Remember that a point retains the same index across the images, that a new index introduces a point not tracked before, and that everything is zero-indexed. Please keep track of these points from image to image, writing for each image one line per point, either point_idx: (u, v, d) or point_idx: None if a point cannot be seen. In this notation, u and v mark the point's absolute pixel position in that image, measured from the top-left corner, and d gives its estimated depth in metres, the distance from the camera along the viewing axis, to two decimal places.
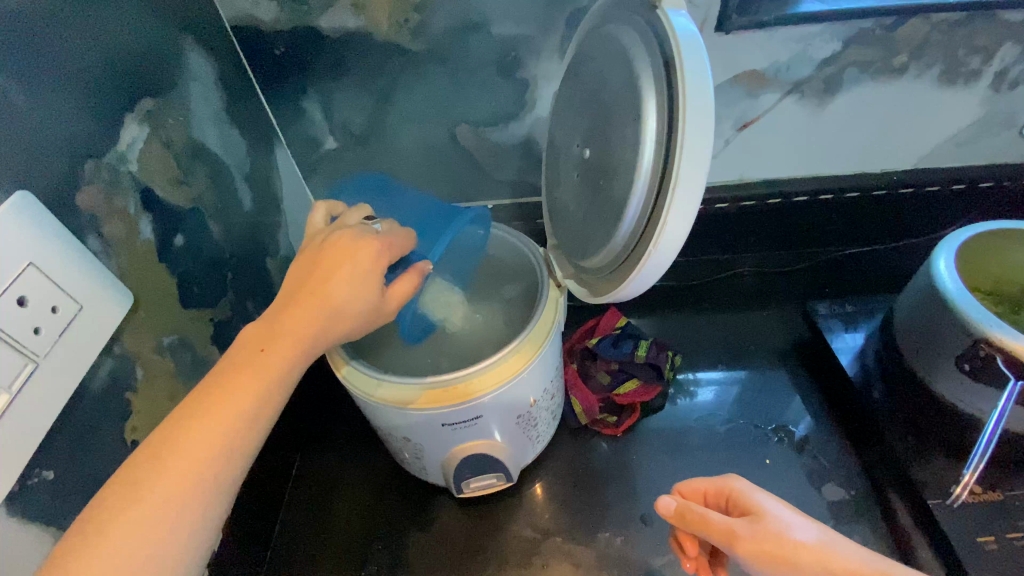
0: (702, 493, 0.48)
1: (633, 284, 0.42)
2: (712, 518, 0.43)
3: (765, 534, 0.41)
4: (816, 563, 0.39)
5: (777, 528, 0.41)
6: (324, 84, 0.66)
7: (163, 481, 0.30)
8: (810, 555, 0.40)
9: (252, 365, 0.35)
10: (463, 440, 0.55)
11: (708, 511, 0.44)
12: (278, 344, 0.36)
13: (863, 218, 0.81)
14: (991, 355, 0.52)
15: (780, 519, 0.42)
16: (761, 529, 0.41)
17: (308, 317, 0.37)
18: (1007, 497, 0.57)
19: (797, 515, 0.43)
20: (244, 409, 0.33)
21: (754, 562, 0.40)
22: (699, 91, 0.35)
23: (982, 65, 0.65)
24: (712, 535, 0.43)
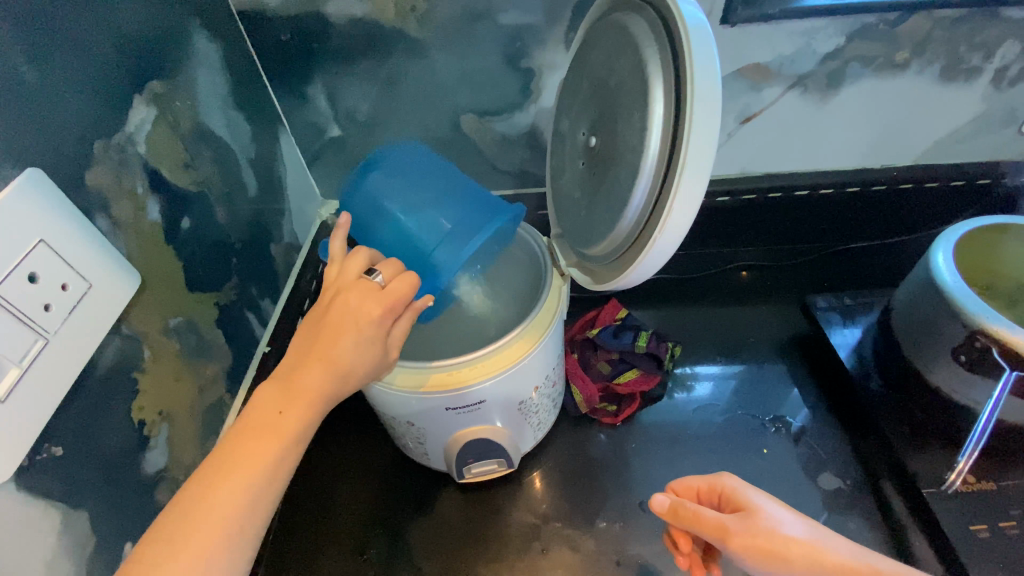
0: (695, 491, 0.49)
1: (637, 272, 0.42)
2: (704, 515, 0.44)
3: (757, 529, 0.42)
4: (807, 558, 0.40)
5: (769, 524, 0.42)
6: (329, 71, 0.67)
7: (201, 552, 0.32)
8: (801, 549, 0.40)
9: (275, 441, 0.37)
10: (464, 425, 0.55)
11: (700, 507, 0.44)
12: (293, 413, 0.38)
13: (864, 212, 0.80)
14: (987, 346, 0.52)
15: (772, 515, 0.43)
16: (753, 524, 0.42)
17: (326, 381, 0.40)
18: (999, 487, 0.56)
19: (787, 512, 0.44)
20: (264, 477, 0.36)
21: (746, 557, 0.41)
22: (707, 78, 0.35)
23: (983, 62, 0.65)
24: (705, 531, 0.43)
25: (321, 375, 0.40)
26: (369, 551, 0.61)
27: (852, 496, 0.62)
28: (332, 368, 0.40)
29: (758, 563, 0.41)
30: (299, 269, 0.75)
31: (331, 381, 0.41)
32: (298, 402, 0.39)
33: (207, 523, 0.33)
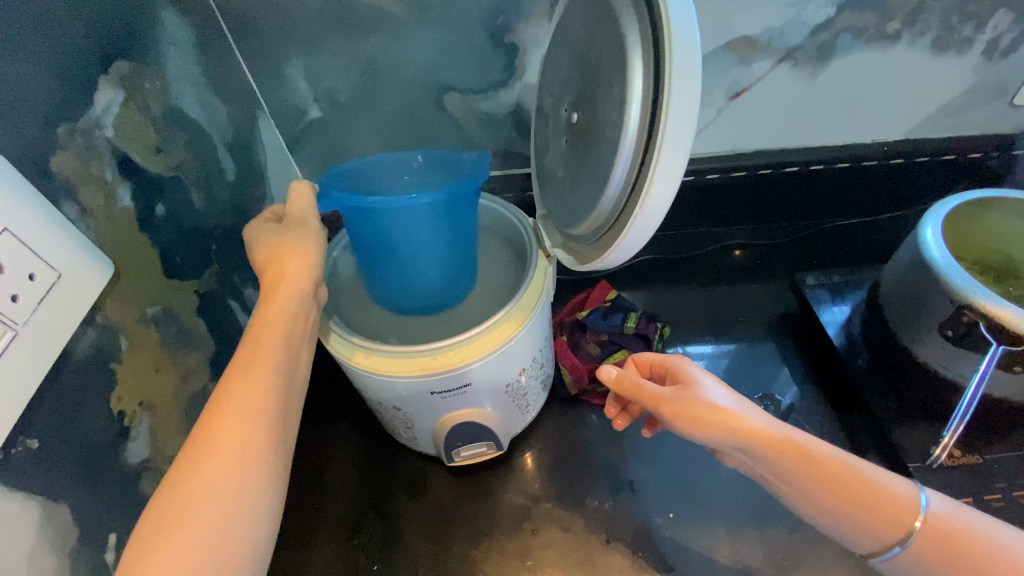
0: (649, 364, 0.53)
1: (619, 251, 0.41)
2: (642, 387, 0.47)
3: (688, 399, 0.45)
4: (726, 425, 0.43)
5: (699, 395, 0.45)
6: (306, 50, 0.65)
7: (233, 433, 0.34)
8: (719, 417, 0.43)
9: (269, 334, 0.40)
10: (453, 409, 0.55)
11: (642, 380, 0.48)
12: (275, 312, 0.42)
13: (854, 188, 0.79)
14: (974, 321, 0.51)
15: (706, 388, 0.46)
16: (686, 394, 0.45)
17: (293, 289, 0.44)
18: (985, 460, 0.57)
19: (722, 389, 0.46)
20: (273, 365, 0.38)
21: (674, 420, 0.45)
22: (686, 51, 0.34)
23: (975, 32, 0.63)
24: (643, 398, 0.47)
25: (280, 302, 0.43)
26: (362, 535, 0.62)
27: None
28: (289, 289, 0.44)
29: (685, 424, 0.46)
30: None
31: (291, 308, 0.43)
32: (274, 320, 0.41)
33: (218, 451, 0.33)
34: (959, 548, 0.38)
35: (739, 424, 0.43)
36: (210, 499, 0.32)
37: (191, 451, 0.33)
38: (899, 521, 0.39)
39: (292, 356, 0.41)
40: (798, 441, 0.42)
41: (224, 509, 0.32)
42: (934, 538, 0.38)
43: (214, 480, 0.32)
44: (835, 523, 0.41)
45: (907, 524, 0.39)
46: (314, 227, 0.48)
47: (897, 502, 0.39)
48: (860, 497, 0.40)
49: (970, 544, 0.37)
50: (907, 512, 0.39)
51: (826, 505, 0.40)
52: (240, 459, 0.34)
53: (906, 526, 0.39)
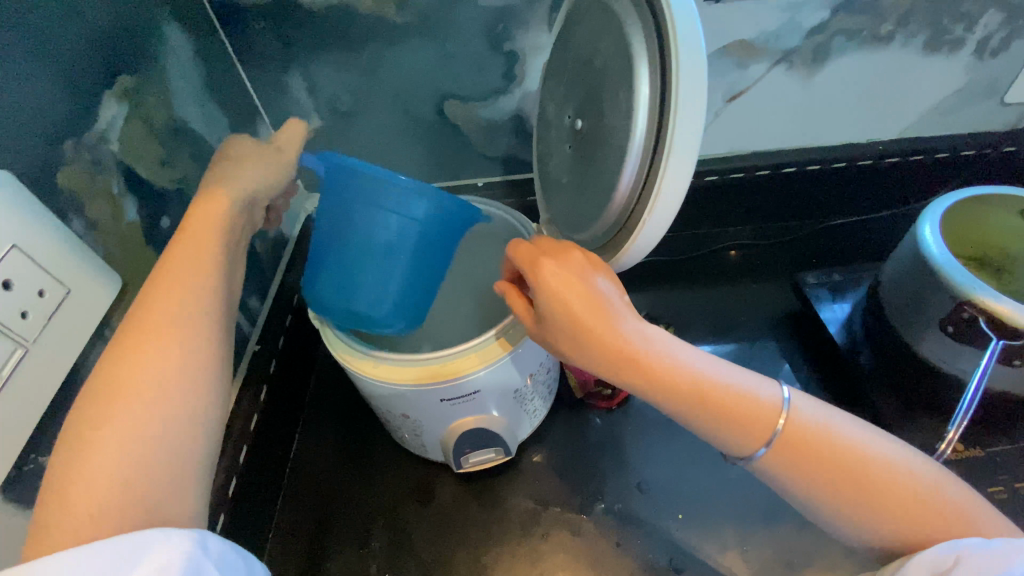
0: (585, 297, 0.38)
1: (628, 255, 0.42)
2: (548, 269, 0.39)
3: (626, 336, 0.37)
4: (663, 371, 0.36)
5: (645, 338, 0.37)
6: (307, 61, 0.65)
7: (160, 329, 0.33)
8: (662, 364, 0.36)
9: (193, 240, 0.39)
10: (461, 416, 0.55)
11: (582, 326, 0.37)
12: (201, 220, 0.40)
13: (850, 188, 0.80)
14: (975, 317, 0.51)
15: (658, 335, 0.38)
16: (626, 331, 0.37)
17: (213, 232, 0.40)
18: (989, 453, 0.57)
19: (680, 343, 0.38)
20: (198, 269, 0.37)
21: (604, 363, 0.37)
22: (692, 57, 0.34)
23: (966, 32, 0.64)
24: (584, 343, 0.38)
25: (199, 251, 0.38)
26: (370, 543, 0.62)
27: None
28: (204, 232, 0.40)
29: (622, 371, 0.37)
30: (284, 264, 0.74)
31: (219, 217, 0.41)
32: (199, 229, 0.40)
33: (132, 403, 0.30)
34: (825, 454, 0.34)
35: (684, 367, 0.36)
36: (138, 393, 0.31)
37: (115, 353, 0.32)
38: (764, 426, 0.35)
39: (223, 301, 0.38)
40: (652, 345, 0.37)
41: (148, 414, 0.30)
42: (794, 441, 0.34)
43: (125, 421, 0.30)
44: (708, 431, 0.36)
45: (774, 427, 0.35)
46: (288, 154, 0.49)
47: (756, 404, 0.35)
48: (720, 404, 0.35)
49: (828, 445, 0.34)
50: (797, 429, 0.35)
51: (685, 412, 0.36)
52: (172, 355, 0.33)
53: (766, 428, 0.35)
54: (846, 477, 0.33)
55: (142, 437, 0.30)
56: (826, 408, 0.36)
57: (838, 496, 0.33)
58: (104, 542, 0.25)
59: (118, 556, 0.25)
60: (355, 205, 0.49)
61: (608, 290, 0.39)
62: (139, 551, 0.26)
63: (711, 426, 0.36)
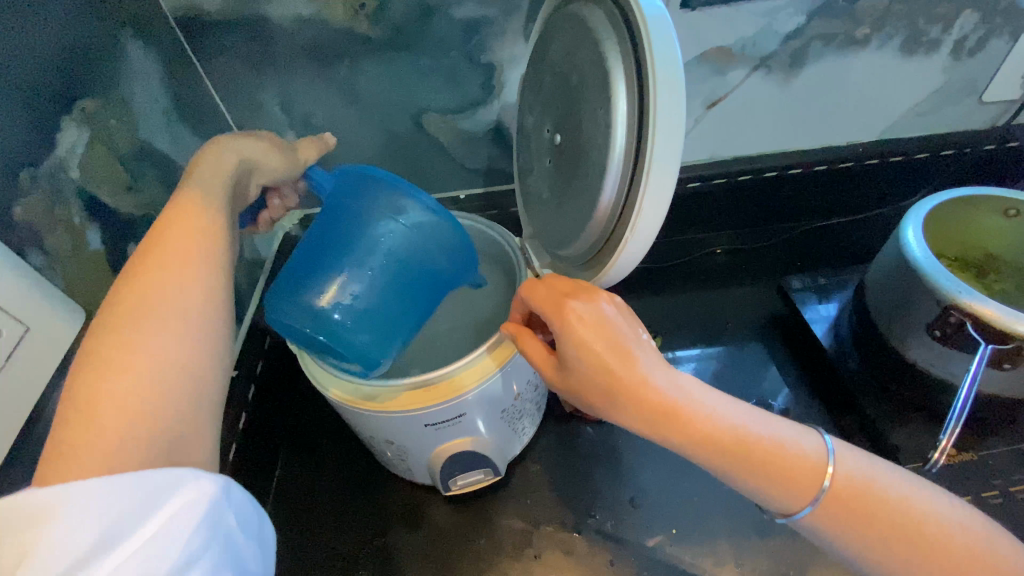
0: (607, 342, 0.37)
1: (612, 272, 0.41)
2: (573, 312, 0.38)
3: (656, 385, 0.36)
4: (697, 421, 0.35)
5: (677, 389, 0.36)
6: (279, 77, 0.63)
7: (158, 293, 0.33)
8: (696, 414, 0.35)
9: (186, 203, 0.38)
10: (447, 439, 0.54)
11: (610, 374, 0.37)
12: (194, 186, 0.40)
13: (831, 190, 0.80)
14: (962, 321, 0.50)
15: (690, 385, 0.37)
16: (656, 380, 0.36)
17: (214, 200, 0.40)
18: (982, 456, 0.57)
19: (714, 394, 0.38)
20: (194, 233, 0.37)
21: (635, 414, 0.36)
22: (668, 72, 0.34)
23: (942, 34, 0.65)
24: (613, 392, 0.37)
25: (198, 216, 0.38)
26: (359, 572, 0.60)
27: None
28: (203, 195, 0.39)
29: (657, 424, 0.36)
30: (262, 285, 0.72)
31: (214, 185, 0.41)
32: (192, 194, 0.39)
33: (135, 352, 0.30)
34: (872, 508, 0.33)
35: (720, 419, 0.35)
36: (138, 354, 0.30)
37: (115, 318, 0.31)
38: (808, 480, 0.34)
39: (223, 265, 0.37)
40: (685, 395, 0.36)
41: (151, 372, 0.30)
42: (842, 499, 0.33)
43: (129, 380, 0.29)
44: (749, 488, 0.35)
45: (820, 481, 0.34)
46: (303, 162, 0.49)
47: (800, 458, 0.34)
48: (763, 457, 0.34)
49: (873, 499, 0.33)
50: (841, 482, 0.34)
51: (725, 468, 0.35)
52: (172, 317, 0.32)
53: (812, 485, 0.34)
54: (896, 531, 0.32)
55: (160, 384, 0.30)
56: (867, 457, 0.36)
57: (891, 555, 0.32)
58: (133, 479, 0.25)
59: (145, 497, 0.25)
60: (357, 222, 0.48)
61: (632, 336, 0.38)
62: (165, 493, 0.25)
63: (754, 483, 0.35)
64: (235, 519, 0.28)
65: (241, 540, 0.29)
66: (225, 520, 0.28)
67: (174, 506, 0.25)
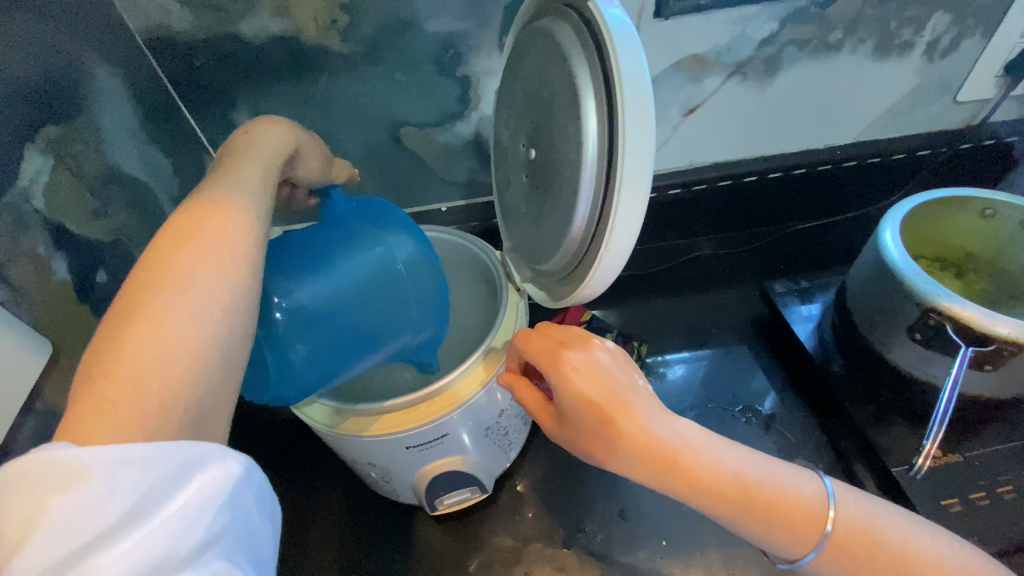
0: (608, 393, 0.37)
1: (589, 288, 0.40)
2: (569, 366, 0.38)
3: (659, 434, 0.36)
4: (700, 470, 0.36)
5: (679, 436, 0.37)
6: (253, 95, 0.63)
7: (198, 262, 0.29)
8: (700, 463, 0.36)
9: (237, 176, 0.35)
10: (431, 459, 0.53)
11: (612, 425, 0.37)
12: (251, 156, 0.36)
13: (812, 193, 0.81)
14: (941, 324, 0.51)
15: (690, 431, 0.38)
16: (658, 428, 0.37)
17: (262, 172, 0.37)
18: (966, 458, 0.56)
19: (713, 437, 0.38)
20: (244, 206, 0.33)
21: (638, 463, 0.36)
22: (635, 89, 0.33)
23: (914, 36, 0.65)
24: (616, 442, 0.37)
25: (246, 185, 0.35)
26: None
27: None
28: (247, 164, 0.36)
29: (661, 474, 0.36)
30: None
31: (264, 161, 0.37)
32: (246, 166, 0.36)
33: (162, 321, 0.26)
34: (872, 552, 0.35)
35: (724, 466, 0.36)
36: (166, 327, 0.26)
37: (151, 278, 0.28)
38: (810, 526, 0.35)
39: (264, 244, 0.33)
40: (687, 443, 0.37)
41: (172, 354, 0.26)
42: (845, 542, 0.35)
43: (149, 355, 0.25)
44: (753, 534, 0.36)
45: (821, 527, 0.35)
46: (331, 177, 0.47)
47: (801, 501, 0.36)
48: (766, 507, 0.35)
49: (873, 542, 0.35)
50: (840, 523, 0.35)
51: (732, 519, 0.36)
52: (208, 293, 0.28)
53: (815, 529, 0.35)
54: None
55: (185, 357, 0.26)
56: (860, 495, 0.37)
57: None
58: (167, 448, 0.23)
59: (173, 470, 0.23)
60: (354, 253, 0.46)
61: (630, 383, 0.39)
62: (193, 468, 0.24)
63: (758, 527, 0.36)
64: (256, 502, 0.27)
65: (260, 523, 0.27)
66: (245, 502, 0.26)
67: (200, 482, 0.24)
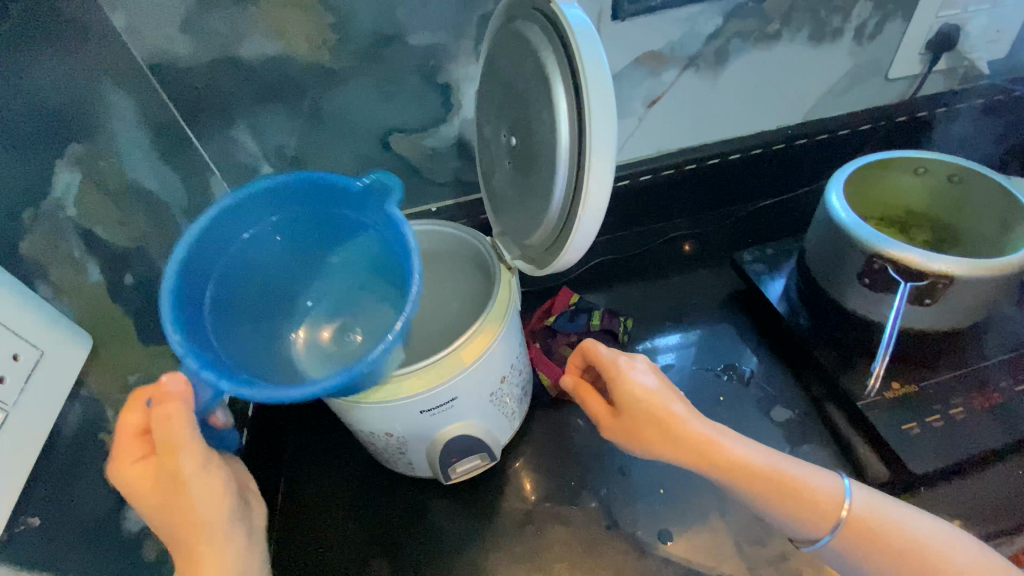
0: (658, 396, 0.48)
1: (571, 251, 0.46)
2: (632, 374, 0.49)
3: (700, 427, 0.46)
4: (735, 459, 0.45)
5: (716, 433, 0.47)
6: (250, 112, 0.68)
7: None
8: (736, 457, 0.45)
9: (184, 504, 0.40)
10: (442, 425, 0.57)
11: (664, 419, 0.47)
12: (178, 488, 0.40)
13: (770, 171, 0.88)
14: (884, 266, 0.57)
15: (725, 432, 0.48)
16: (700, 425, 0.47)
17: (149, 487, 0.39)
18: (922, 387, 0.63)
19: (744, 440, 0.48)
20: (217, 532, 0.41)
21: (682, 451, 0.46)
22: (596, 73, 0.39)
23: (843, 23, 0.73)
24: (663, 434, 0.46)
25: (193, 479, 0.40)
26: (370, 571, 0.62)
27: (802, 423, 0.69)
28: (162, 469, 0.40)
29: (701, 460, 0.46)
30: None
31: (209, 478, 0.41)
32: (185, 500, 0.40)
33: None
34: (883, 538, 0.43)
35: (755, 460, 0.46)
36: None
37: None
38: (825, 510, 0.45)
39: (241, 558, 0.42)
40: (724, 439, 0.46)
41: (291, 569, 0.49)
42: (857, 526, 0.44)
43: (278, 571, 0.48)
44: (780, 516, 0.46)
45: (835, 511, 0.45)
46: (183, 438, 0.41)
47: (820, 492, 0.45)
48: (789, 493, 0.45)
49: (881, 530, 0.44)
50: (855, 513, 0.44)
51: (762, 500, 0.45)
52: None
53: (833, 515, 0.44)
54: (902, 552, 0.42)
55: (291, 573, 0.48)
56: (869, 491, 0.46)
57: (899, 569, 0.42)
58: None
59: None
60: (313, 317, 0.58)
61: (677, 397, 0.49)
62: None
63: (781, 510, 0.45)
64: None
65: None
66: None
67: None
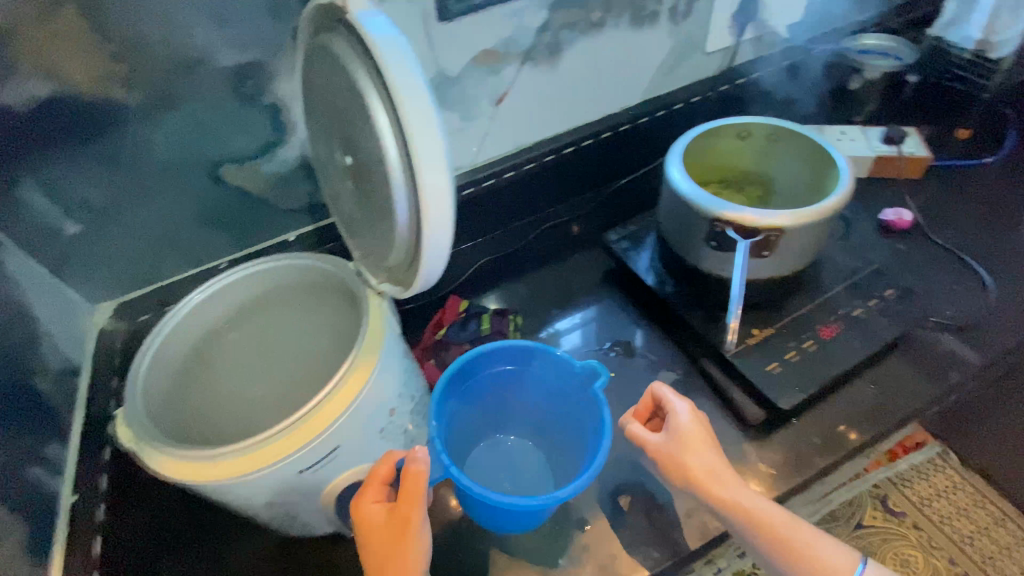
0: (698, 439, 0.57)
1: (428, 268, 0.44)
2: (678, 415, 0.58)
3: (727, 479, 0.55)
4: (754, 516, 0.53)
5: (745, 499, 0.54)
6: (35, 164, 0.56)
7: None
8: (756, 516, 0.53)
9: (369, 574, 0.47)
10: (331, 476, 0.53)
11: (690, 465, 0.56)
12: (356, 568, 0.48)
13: (623, 151, 0.92)
14: (723, 229, 0.62)
15: (758, 501, 0.54)
16: (727, 480, 0.55)
17: (384, 525, 0.49)
18: (775, 328, 0.69)
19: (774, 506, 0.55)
20: None
21: (700, 489, 0.55)
22: (408, 85, 0.38)
23: (656, 6, 0.79)
24: (692, 478, 0.56)
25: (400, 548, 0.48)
26: None
27: (686, 382, 0.73)
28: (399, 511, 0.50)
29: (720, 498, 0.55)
30: (85, 396, 0.62)
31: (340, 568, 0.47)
32: None
33: None
34: None
35: (777, 522, 0.53)
36: None
37: None
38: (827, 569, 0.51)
39: None
40: (753, 504, 0.54)
41: None
42: None
43: None
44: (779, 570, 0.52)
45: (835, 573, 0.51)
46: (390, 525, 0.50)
47: (830, 558, 0.52)
48: (799, 552, 0.52)
49: None
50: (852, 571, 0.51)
51: (772, 552, 0.52)
52: None
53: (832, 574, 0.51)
54: None
55: None
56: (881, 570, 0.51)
57: None
58: None
59: None
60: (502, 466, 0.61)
61: (719, 460, 0.57)
62: None
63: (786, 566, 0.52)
64: None
65: None
66: None
67: None
